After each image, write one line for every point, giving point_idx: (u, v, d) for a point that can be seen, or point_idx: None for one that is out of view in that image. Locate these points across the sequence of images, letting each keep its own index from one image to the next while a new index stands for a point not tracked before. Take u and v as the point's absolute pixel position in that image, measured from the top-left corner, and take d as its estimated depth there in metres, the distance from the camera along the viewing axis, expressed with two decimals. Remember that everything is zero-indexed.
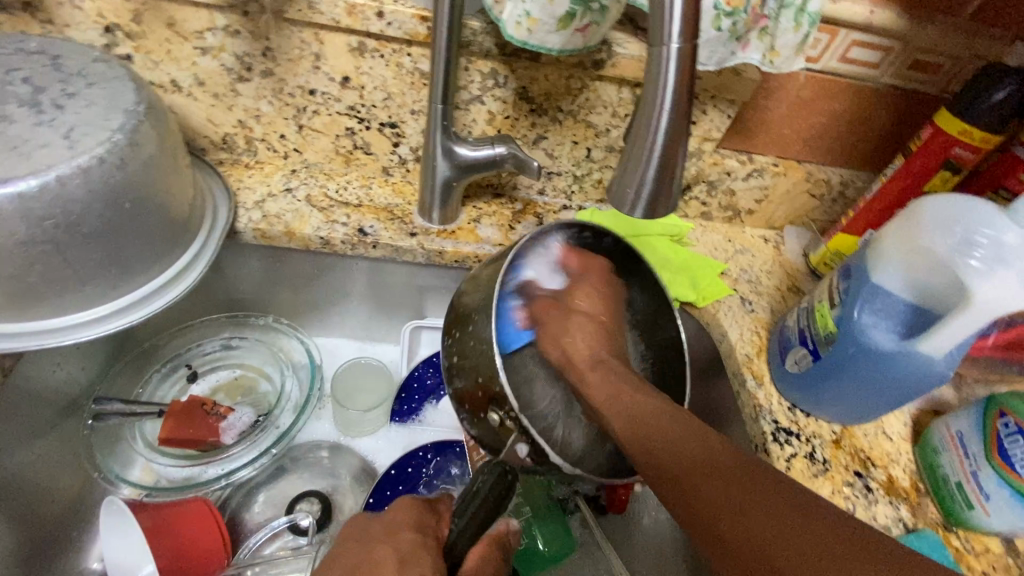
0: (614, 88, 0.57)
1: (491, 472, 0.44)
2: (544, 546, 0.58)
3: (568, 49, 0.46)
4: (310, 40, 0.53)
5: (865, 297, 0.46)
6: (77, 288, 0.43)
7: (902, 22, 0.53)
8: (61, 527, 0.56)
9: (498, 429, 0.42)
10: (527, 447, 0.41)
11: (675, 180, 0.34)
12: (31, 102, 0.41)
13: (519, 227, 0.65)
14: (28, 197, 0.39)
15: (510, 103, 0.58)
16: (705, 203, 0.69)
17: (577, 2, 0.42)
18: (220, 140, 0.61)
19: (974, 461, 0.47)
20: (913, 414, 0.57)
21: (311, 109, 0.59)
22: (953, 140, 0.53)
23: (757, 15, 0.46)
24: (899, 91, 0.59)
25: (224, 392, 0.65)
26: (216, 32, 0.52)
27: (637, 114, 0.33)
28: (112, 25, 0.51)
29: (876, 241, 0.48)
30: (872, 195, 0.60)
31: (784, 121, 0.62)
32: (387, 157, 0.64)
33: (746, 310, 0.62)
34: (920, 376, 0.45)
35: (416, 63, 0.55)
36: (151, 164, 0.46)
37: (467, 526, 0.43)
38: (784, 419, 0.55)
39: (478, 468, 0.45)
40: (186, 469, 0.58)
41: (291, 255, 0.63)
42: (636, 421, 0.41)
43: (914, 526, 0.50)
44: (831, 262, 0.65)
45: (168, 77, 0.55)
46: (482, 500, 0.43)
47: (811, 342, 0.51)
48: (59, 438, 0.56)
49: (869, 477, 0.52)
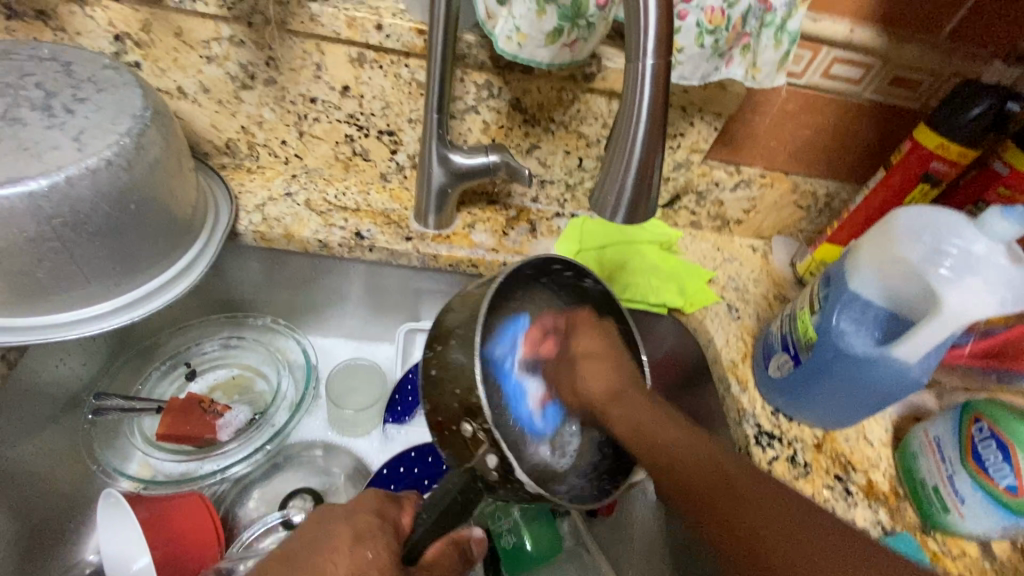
0: (605, 101, 0.59)
1: (461, 478, 0.41)
2: (531, 546, 0.59)
3: (557, 63, 0.48)
4: (312, 51, 0.55)
5: (843, 304, 0.48)
6: (82, 285, 0.45)
7: (881, 40, 0.55)
8: (61, 519, 0.57)
9: (471, 442, 0.40)
10: (495, 459, 0.39)
11: (653, 188, 0.36)
12: (43, 106, 0.43)
13: (513, 233, 0.67)
14: (39, 195, 0.40)
15: (504, 113, 0.60)
16: (694, 213, 0.71)
17: (565, 19, 0.44)
18: (223, 145, 0.63)
19: (950, 465, 0.49)
20: (893, 420, 0.58)
21: (312, 117, 0.61)
22: (932, 154, 0.55)
23: (739, 33, 0.48)
24: (881, 106, 0.61)
25: (221, 390, 0.66)
26: (221, 42, 0.55)
27: (617, 124, 0.35)
28: (122, 34, 0.54)
29: (853, 250, 0.49)
30: (855, 206, 0.62)
31: (770, 134, 0.64)
32: (385, 164, 0.66)
33: (732, 317, 0.64)
34: (895, 382, 0.46)
35: (413, 74, 0.57)
36: (157, 167, 0.48)
37: (430, 529, 0.42)
38: (767, 423, 0.56)
39: (452, 468, 0.43)
40: (183, 464, 0.60)
41: (290, 257, 0.65)
42: (625, 402, 0.45)
43: (892, 529, 0.51)
44: (816, 270, 0.66)
45: (175, 84, 0.57)
46: (448, 502, 0.42)
47: (792, 347, 0.53)
48: (59, 431, 0.58)
49: (849, 480, 0.53)
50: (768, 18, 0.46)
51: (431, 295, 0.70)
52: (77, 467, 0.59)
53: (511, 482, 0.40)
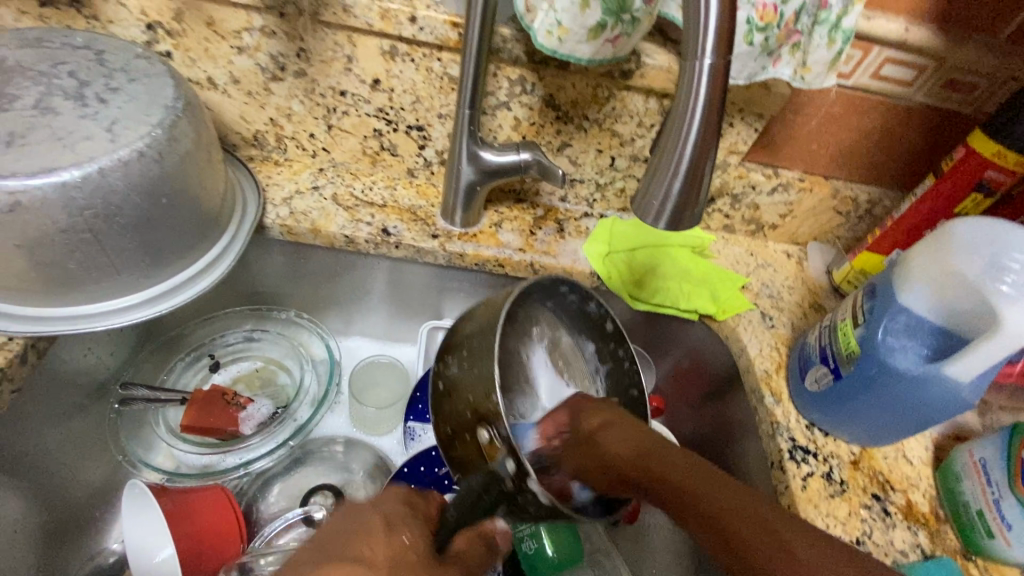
0: (641, 98, 0.57)
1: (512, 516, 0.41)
2: (552, 552, 0.58)
3: (598, 59, 0.46)
4: (344, 43, 0.54)
5: (891, 319, 0.46)
6: (112, 276, 0.45)
7: (937, 40, 0.52)
8: (86, 506, 0.57)
9: (487, 446, 0.40)
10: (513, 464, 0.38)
11: (701, 194, 0.34)
12: (77, 95, 0.43)
13: (540, 233, 0.65)
14: (72, 186, 0.40)
15: (537, 110, 0.59)
16: (728, 216, 0.69)
17: (609, 13, 0.42)
18: (251, 136, 0.63)
19: (997, 489, 0.46)
20: (934, 439, 0.56)
21: (342, 110, 0.60)
22: (988, 162, 0.52)
23: (791, 29, 0.45)
24: (931, 110, 0.58)
25: (244, 383, 0.66)
26: (253, 33, 0.54)
27: (666, 126, 0.33)
28: (154, 23, 0.53)
29: (903, 262, 0.47)
30: (900, 214, 0.59)
31: (812, 136, 0.62)
32: (413, 159, 0.65)
33: (766, 326, 0.62)
34: (944, 402, 0.44)
35: (445, 68, 0.56)
36: (188, 159, 0.47)
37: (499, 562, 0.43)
38: (801, 437, 0.54)
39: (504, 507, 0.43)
40: (206, 457, 0.59)
41: (314, 251, 0.64)
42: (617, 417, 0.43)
43: (932, 552, 0.49)
44: (855, 279, 0.64)
45: (205, 74, 0.57)
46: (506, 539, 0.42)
47: (832, 360, 0.51)
48: (86, 419, 0.58)
49: (887, 500, 0.51)
50: (824, 15, 0.44)
51: (455, 293, 0.69)
52: (105, 456, 0.59)
53: (524, 492, 0.38)
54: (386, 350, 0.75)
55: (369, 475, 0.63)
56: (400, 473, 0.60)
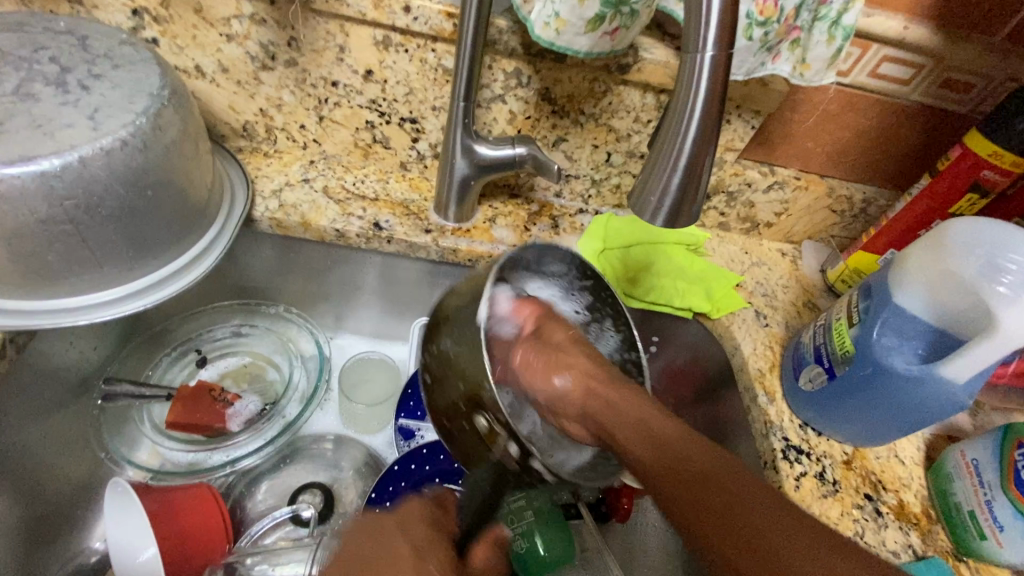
0: (639, 93, 0.56)
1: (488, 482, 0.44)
2: (545, 552, 0.57)
3: (595, 53, 0.45)
4: (336, 32, 0.53)
5: (885, 319, 0.45)
6: (94, 269, 0.44)
7: (935, 39, 0.52)
8: (68, 505, 0.56)
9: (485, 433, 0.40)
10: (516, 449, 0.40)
11: (699, 190, 0.33)
12: (57, 82, 0.42)
13: (534, 229, 0.65)
14: (52, 175, 0.39)
15: (532, 104, 0.58)
16: (724, 213, 0.68)
17: (607, 5, 0.41)
18: (240, 127, 0.61)
19: (989, 491, 0.46)
20: (926, 439, 0.56)
21: (333, 101, 0.59)
22: (982, 163, 0.52)
23: (790, 25, 0.45)
24: (928, 109, 0.58)
25: (231, 379, 0.65)
26: (242, 20, 0.52)
27: (666, 119, 0.32)
28: (140, 9, 0.52)
29: (899, 261, 0.47)
30: (894, 214, 0.59)
31: (809, 134, 0.61)
32: (406, 152, 0.64)
33: (760, 324, 0.61)
34: (938, 402, 0.44)
35: (440, 60, 0.55)
36: (174, 149, 0.46)
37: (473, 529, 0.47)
38: (795, 437, 0.54)
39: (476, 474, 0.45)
40: (192, 454, 0.58)
41: (304, 245, 0.63)
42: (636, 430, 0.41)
43: (924, 553, 0.49)
44: (849, 279, 0.64)
45: (192, 62, 0.55)
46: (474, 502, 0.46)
47: (826, 359, 0.51)
48: (68, 415, 0.57)
49: (879, 500, 0.51)
50: (824, 11, 0.44)
51: (448, 289, 0.68)
52: (88, 453, 0.58)
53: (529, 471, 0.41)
54: (377, 346, 0.74)
55: (359, 472, 0.63)
56: (391, 471, 0.59)
